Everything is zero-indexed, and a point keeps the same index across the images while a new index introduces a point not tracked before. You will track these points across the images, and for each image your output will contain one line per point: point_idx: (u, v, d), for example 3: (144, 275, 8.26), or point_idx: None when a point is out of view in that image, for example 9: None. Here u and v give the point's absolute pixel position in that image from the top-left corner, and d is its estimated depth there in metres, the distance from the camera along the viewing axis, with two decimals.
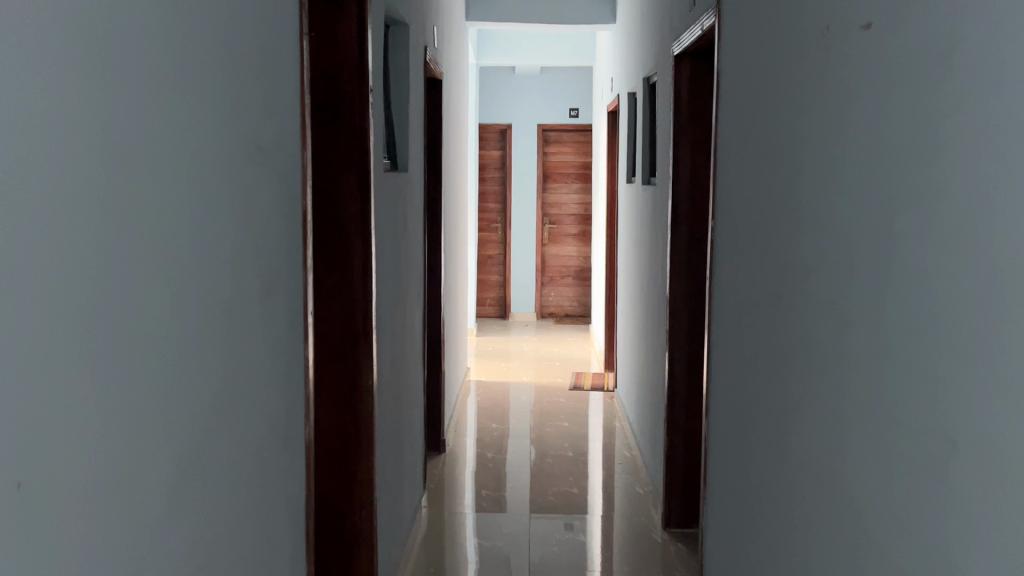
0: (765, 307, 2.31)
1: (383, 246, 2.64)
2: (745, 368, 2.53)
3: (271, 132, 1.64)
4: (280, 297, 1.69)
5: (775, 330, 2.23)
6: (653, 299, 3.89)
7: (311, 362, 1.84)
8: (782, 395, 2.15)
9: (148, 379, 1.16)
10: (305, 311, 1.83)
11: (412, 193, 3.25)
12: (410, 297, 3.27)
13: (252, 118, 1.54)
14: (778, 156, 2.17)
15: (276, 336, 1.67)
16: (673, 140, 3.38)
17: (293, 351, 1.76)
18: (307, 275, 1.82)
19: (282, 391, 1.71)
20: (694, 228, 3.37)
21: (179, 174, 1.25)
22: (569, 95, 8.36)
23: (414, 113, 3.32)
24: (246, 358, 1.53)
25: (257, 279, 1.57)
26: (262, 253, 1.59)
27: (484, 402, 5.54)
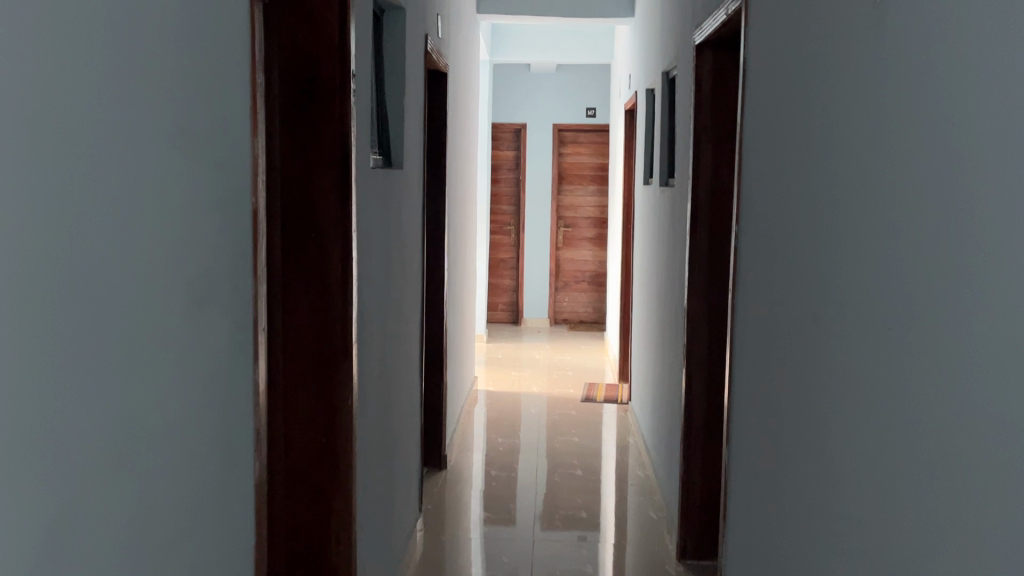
0: (794, 326, 2.03)
1: (369, 249, 2.39)
2: (770, 391, 2.26)
3: (217, 119, 1.35)
4: (226, 316, 1.40)
5: (803, 350, 1.96)
6: (671, 310, 3.60)
7: (266, 389, 1.58)
8: (812, 425, 1.88)
9: (32, 430, 0.89)
10: (260, 329, 1.55)
11: (408, 194, 3.00)
12: (405, 305, 3.02)
13: (191, 100, 1.25)
14: (812, 152, 1.90)
15: (220, 363, 1.39)
16: (692, 137, 3.10)
17: (245, 376, 1.50)
18: (262, 287, 1.54)
19: (229, 428, 1.43)
20: (715, 233, 3.09)
21: (84, 168, 0.99)
22: (586, 95, 8.08)
23: (412, 106, 3.07)
24: (185, 392, 1.26)
25: (193, 296, 1.28)
26: (202, 264, 1.30)
27: (491, 414, 5.28)
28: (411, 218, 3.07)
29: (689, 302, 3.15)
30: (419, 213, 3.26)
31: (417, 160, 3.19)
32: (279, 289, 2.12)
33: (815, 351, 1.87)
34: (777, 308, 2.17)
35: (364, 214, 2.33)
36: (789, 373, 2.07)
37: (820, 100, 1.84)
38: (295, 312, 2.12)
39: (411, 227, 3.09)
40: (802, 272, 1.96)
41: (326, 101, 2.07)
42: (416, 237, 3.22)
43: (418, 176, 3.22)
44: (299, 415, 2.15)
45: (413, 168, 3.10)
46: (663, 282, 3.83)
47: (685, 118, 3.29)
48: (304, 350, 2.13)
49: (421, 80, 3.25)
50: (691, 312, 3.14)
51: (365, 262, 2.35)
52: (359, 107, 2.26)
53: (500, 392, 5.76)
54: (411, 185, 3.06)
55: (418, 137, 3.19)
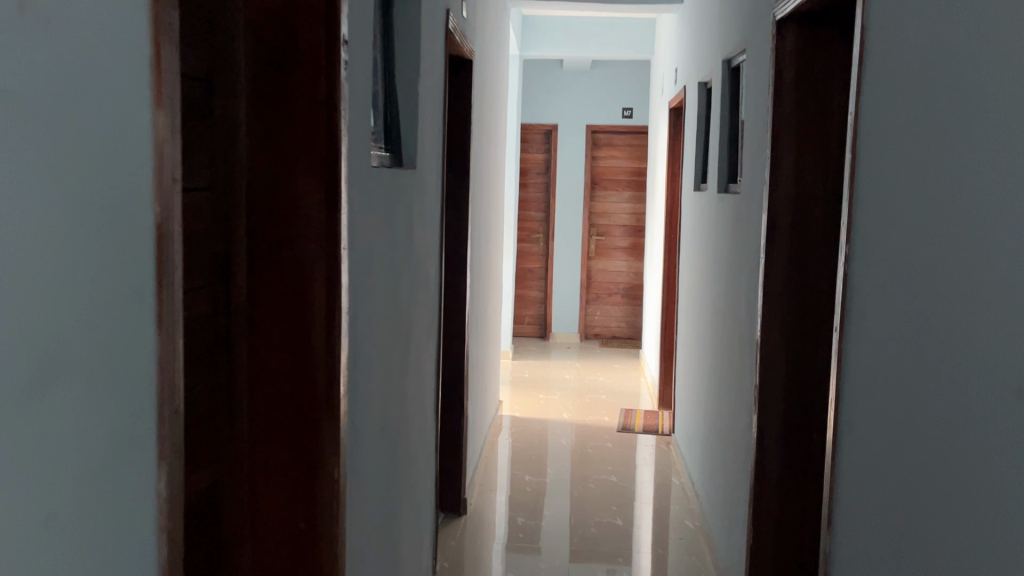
0: (931, 389, 1.46)
1: (369, 268, 1.88)
2: (876, 456, 1.71)
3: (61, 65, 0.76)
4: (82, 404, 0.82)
5: (950, 426, 1.38)
6: (738, 342, 3.01)
7: (176, 504, 0.99)
8: (952, 512, 1.35)
9: None
10: (166, 412, 0.96)
11: (423, 198, 2.48)
12: (418, 334, 2.50)
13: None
14: (964, 141, 1.35)
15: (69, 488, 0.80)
16: (769, 130, 2.55)
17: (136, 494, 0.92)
18: (168, 345, 0.96)
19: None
20: (796, 249, 2.53)
21: None
22: (623, 94, 7.54)
23: (429, 94, 2.55)
24: None
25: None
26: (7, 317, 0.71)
27: (517, 446, 4.74)
28: (426, 227, 2.55)
29: (762, 332, 2.58)
30: (437, 220, 2.75)
31: (435, 157, 2.68)
32: (246, 323, 1.59)
33: (961, 409, 1.33)
34: (895, 349, 1.62)
35: (365, 221, 1.82)
36: (915, 444, 1.52)
37: (980, 62, 1.30)
38: (265, 354, 1.59)
39: (427, 239, 2.57)
40: (944, 305, 1.41)
41: (308, 71, 1.55)
42: (433, 251, 2.70)
43: (437, 179, 2.71)
44: (270, 489, 1.61)
45: (429, 167, 2.58)
46: (725, 306, 3.25)
47: (757, 110, 2.73)
48: (276, 405, 1.60)
49: (441, 62, 2.74)
50: (764, 346, 2.58)
51: (364, 285, 1.83)
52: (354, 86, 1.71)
53: (527, 419, 5.21)
54: (427, 188, 2.55)
55: (436, 131, 2.68)
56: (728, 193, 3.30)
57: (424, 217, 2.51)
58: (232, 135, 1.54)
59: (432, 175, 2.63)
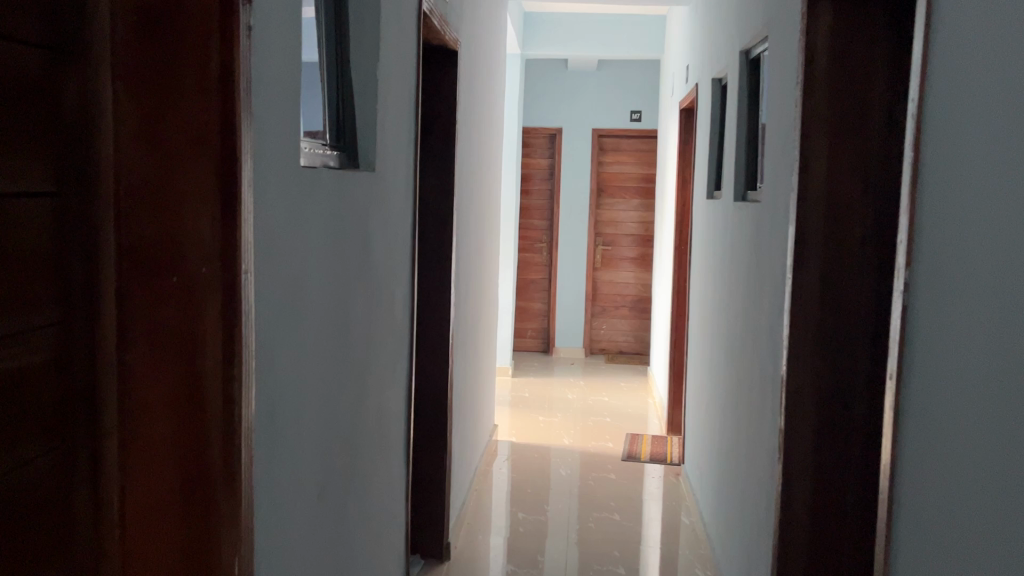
0: None
1: (297, 293, 1.49)
2: (948, 546, 1.31)
3: None
4: None
5: None
6: (758, 373, 2.60)
7: None
8: None
9: None
10: None
11: (385, 207, 2.10)
12: (379, 365, 2.11)
13: None
14: None
15: None
16: (795, 128, 2.16)
17: None
18: None
19: None
20: (828, 267, 2.13)
21: None
22: (631, 96, 7.15)
23: (396, 86, 2.17)
24: None
25: None
26: None
27: (513, 478, 4.34)
28: (390, 240, 2.16)
29: (788, 366, 2.17)
30: (408, 232, 2.38)
31: (405, 159, 2.30)
32: (116, 369, 1.21)
33: None
34: (983, 415, 1.23)
35: (290, 234, 1.44)
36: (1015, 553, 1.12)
37: None
38: (142, 411, 1.22)
39: (391, 254, 2.19)
40: None
41: (194, 38, 1.18)
42: (402, 268, 2.32)
43: (407, 183, 2.34)
44: None
45: (396, 170, 2.20)
46: (742, 330, 2.85)
47: (783, 104, 2.34)
48: (157, 476, 1.23)
49: (414, 49, 2.37)
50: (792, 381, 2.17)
51: (287, 316, 1.45)
52: (269, 70, 1.33)
53: (524, 445, 4.81)
54: (392, 194, 2.17)
55: (406, 128, 2.30)
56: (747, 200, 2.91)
57: (387, 229, 2.13)
58: (94, 119, 1.15)
59: (401, 179, 2.25)
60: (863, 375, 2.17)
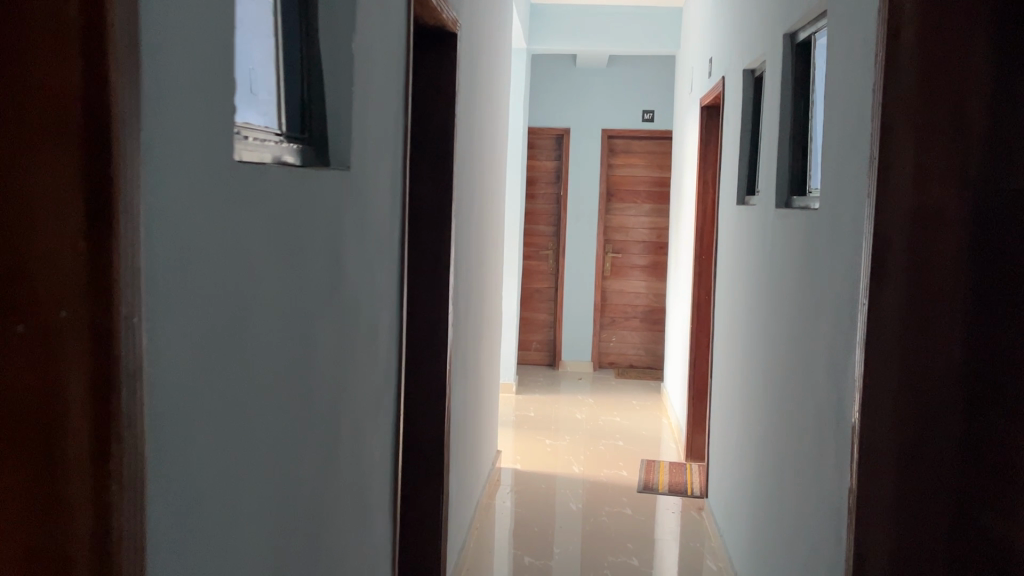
0: None
1: (226, 338, 1.07)
2: None
3: None
4: None
5: None
6: (812, 414, 2.19)
7: None
8: None
9: None
10: None
11: (362, 216, 1.69)
12: (354, 414, 1.70)
13: None
14: None
15: None
16: (871, 120, 1.75)
17: None
18: None
19: None
20: (913, 292, 1.71)
21: None
22: (643, 95, 6.75)
23: (378, 68, 1.76)
24: None
25: None
26: None
27: (517, 514, 3.92)
28: (369, 257, 1.75)
29: (865, 415, 1.74)
30: (393, 245, 1.97)
31: (390, 157, 1.89)
32: None
33: None
34: None
35: (213, 255, 1.02)
36: None
37: None
38: None
39: (371, 275, 1.77)
40: None
41: None
42: (387, 290, 1.92)
43: (393, 187, 1.93)
44: None
45: (377, 169, 1.79)
46: (789, 359, 2.45)
47: (850, 91, 1.93)
48: None
49: (403, 25, 1.97)
50: (872, 433, 1.74)
51: (211, 371, 1.02)
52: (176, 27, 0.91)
53: (530, 474, 4.40)
54: (372, 199, 1.76)
55: (392, 119, 1.89)
56: (795, 206, 2.50)
57: (364, 243, 1.71)
58: None
59: (384, 179, 1.85)
60: (954, 426, 1.75)
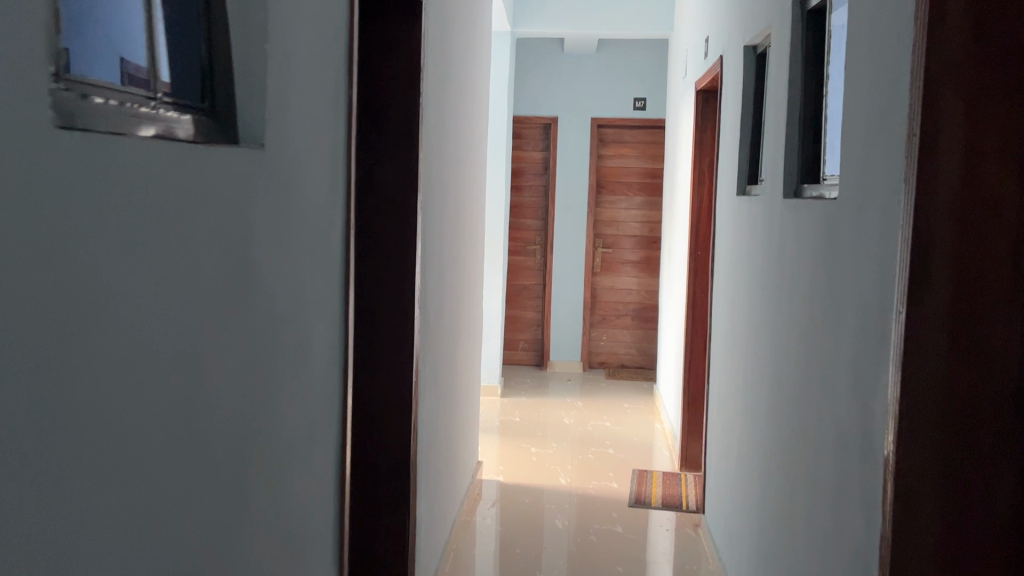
0: None
1: (8, 366, 0.75)
2: None
3: None
4: None
5: None
6: (831, 438, 1.89)
7: None
8: None
9: None
10: None
11: (283, 205, 1.38)
12: (275, 446, 1.38)
13: None
14: None
15: None
16: (907, 87, 1.45)
17: None
18: None
19: None
20: (959, 298, 1.41)
21: None
22: (634, 82, 6.43)
23: (307, 26, 1.44)
24: None
25: None
26: None
27: (498, 531, 3.61)
28: (294, 255, 1.43)
29: (901, 444, 1.44)
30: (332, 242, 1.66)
31: (327, 135, 1.58)
32: None
33: None
34: None
35: None
36: None
37: None
38: None
39: (299, 277, 1.46)
40: None
41: None
42: (322, 296, 1.60)
43: (331, 172, 1.62)
44: None
45: (308, 146, 1.47)
46: (801, 373, 2.14)
47: (878, 58, 1.63)
48: None
49: None
50: (910, 468, 1.43)
51: None
52: None
53: (514, 486, 4.10)
54: (299, 182, 1.44)
55: (329, 89, 1.58)
56: (806, 196, 2.20)
57: (287, 238, 1.40)
58: None
59: (317, 159, 1.53)
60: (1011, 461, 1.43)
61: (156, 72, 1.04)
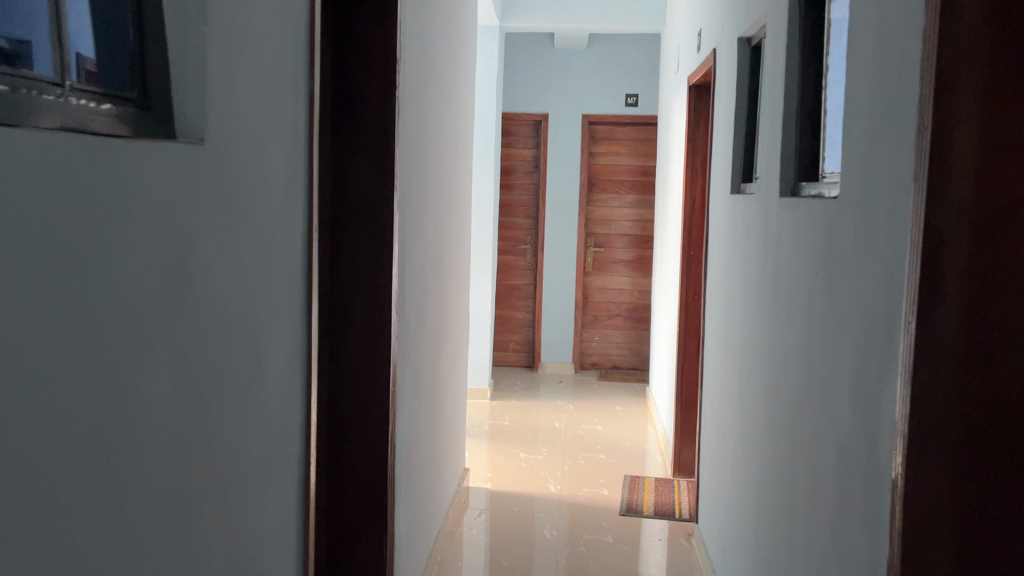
0: None
1: None
2: None
3: None
4: None
5: None
6: (832, 453, 1.77)
7: None
8: None
9: None
10: None
11: (223, 204, 1.25)
12: (208, 467, 1.26)
13: None
14: None
15: None
16: (918, 76, 1.33)
17: None
18: None
19: None
20: (972, 306, 1.28)
21: None
22: (626, 77, 6.31)
23: (254, 11, 1.31)
24: None
25: None
26: None
27: (485, 541, 3.49)
28: (236, 258, 1.31)
29: (903, 464, 1.32)
30: (289, 245, 1.53)
31: (281, 129, 1.45)
32: None
33: None
34: None
35: None
36: None
37: None
38: None
39: (241, 283, 1.33)
40: None
41: None
42: (275, 304, 1.48)
43: (288, 169, 1.50)
44: None
45: (256, 140, 1.35)
46: (800, 383, 2.02)
47: (882, 47, 1.51)
48: None
49: None
50: (917, 493, 1.31)
51: None
52: None
53: (501, 494, 3.98)
54: (243, 179, 1.31)
55: (284, 79, 1.45)
56: (804, 195, 2.08)
57: (228, 240, 1.27)
58: None
59: (268, 154, 1.40)
60: None
61: (62, 61, 0.92)
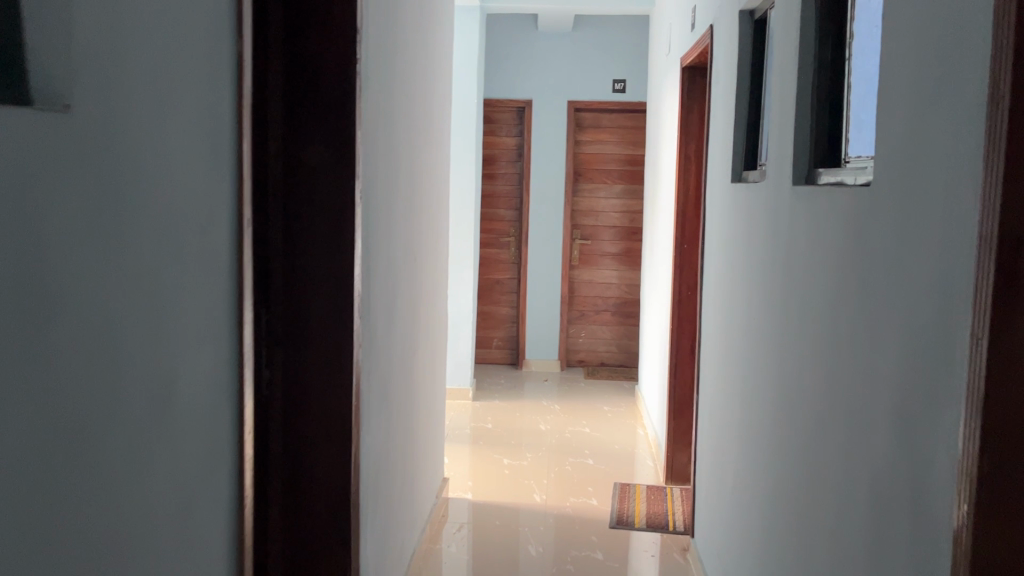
0: None
1: None
2: None
3: None
4: None
5: None
6: (863, 489, 1.51)
7: None
8: None
9: None
10: None
11: (102, 192, 0.96)
12: (92, 531, 0.98)
13: None
14: None
15: None
16: (987, 31, 1.07)
17: None
18: None
19: None
20: None
21: None
22: (614, 62, 6.04)
23: None
24: None
25: None
26: None
27: (465, 558, 3.24)
28: (131, 251, 1.03)
29: (971, 514, 1.06)
30: (207, 240, 1.25)
31: (188, 95, 1.16)
32: None
33: None
34: None
35: None
36: None
37: None
38: None
39: (138, 281, 1.06)
40: None
41: None
42: (188, 316, 1.19)
43: (200, 148, 1.21)
44: None
45: (146, 102, 1.06)
46: (818, 402, 1.77)
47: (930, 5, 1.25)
48: None
49: None
50: (990, 550, 1.05)
51: None
52: None
53: (483, 505, 3.72)
54: (133, 148, 1.03)
55: (191, 34, 1.17)
56: (822, 183, 1.82)
57: (112, 227, 0.99)
58: None
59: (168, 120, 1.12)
60: None
61: None
